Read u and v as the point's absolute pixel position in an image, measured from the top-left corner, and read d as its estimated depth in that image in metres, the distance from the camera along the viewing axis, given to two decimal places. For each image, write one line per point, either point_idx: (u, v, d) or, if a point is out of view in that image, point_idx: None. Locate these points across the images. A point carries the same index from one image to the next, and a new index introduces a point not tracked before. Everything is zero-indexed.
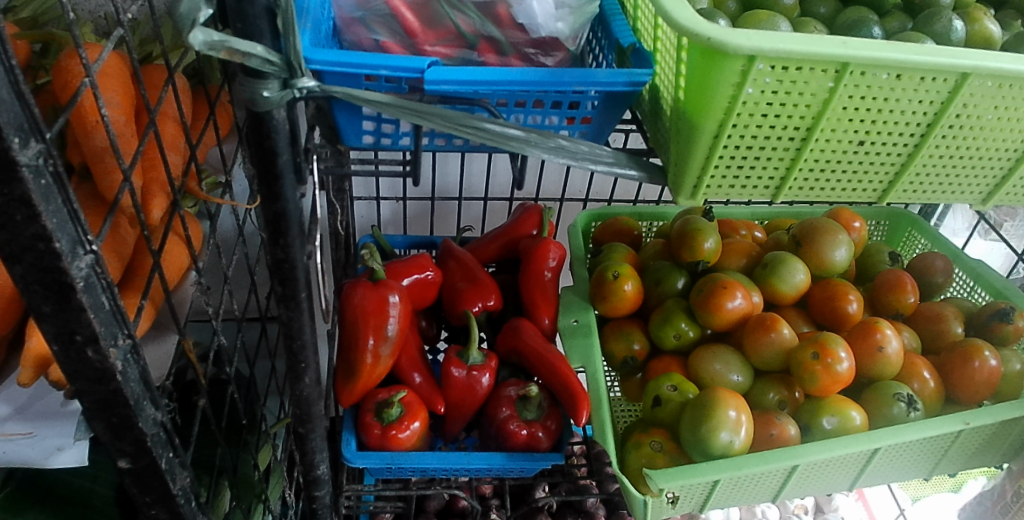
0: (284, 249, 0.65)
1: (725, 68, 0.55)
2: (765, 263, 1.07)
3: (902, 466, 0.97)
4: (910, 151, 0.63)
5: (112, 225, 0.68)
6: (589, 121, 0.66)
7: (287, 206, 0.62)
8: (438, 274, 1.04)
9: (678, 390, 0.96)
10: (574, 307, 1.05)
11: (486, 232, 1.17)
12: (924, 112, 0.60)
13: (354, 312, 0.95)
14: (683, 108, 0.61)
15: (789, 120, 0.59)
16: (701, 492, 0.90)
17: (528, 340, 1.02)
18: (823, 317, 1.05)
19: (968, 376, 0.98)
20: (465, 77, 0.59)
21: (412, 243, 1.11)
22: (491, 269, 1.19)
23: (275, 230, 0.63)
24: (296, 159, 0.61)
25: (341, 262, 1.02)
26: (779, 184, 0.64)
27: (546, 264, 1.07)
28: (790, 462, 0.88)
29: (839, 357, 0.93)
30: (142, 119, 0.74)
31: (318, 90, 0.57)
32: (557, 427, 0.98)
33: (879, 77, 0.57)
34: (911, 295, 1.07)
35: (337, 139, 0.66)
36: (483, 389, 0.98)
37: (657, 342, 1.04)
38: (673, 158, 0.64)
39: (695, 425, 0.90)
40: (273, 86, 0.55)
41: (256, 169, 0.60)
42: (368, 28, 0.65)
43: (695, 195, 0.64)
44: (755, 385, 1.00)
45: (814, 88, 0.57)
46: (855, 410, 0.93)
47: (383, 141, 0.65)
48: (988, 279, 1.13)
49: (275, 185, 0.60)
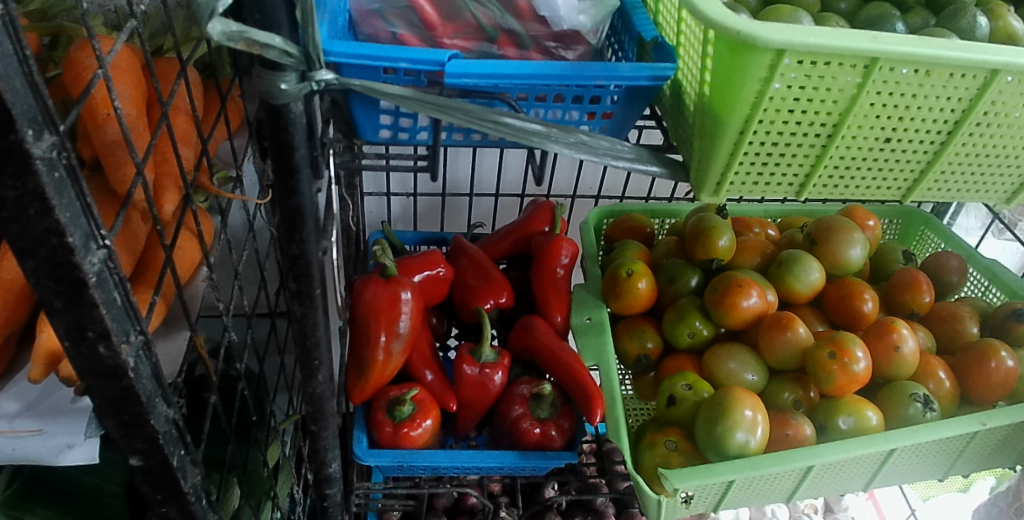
0: (298, 245, 0.64)
1: (752, 63, 0.54)
2: (780, 261, 1.06)
3: (918, 467, 0.96)
4: (937, 148, 0.62)
5: (124, 220, 0.67)
6: (609, 117, 0.65)
7: (302, 201, 0.61)
8: (449, 270, 1.03)
9: (692, 389, 0.95)
10: (587, 304, 1.04)
11: (496, 229, 1.16)
12: (953, 108, 0.59)
13: (366, 309, 0.93)
14: (707, 103, 0.60)
15: (816, 116, 0.58)
16: (715, 492, 0.89)
17: (540, 337, 1.01)
18: (838, 316, 1.04)
19: (984, 376, 0.97)
20: (485, 70, 0.57)
21: (422, 239, 1.10)
22: (502, 266, 1.18)
23: (290, 225, 0.62)
24: (312, 153, 0.60)
25: (353, 258, 1.01)
26: (803, 181, 0.63)
27: (558, 261, 1.07)
28: (806, 463, 0.87)
29: (856, 357, 0.91)
30: (154, 113, 0.73)
31: (336, 83, 0.56)
32: (570, 425, 0.97)
33: (908, 73, 0.56)
34: (927, 294, 1.07)
35: (353, 134, 0.65)
36: (495, 386, 0.97)
37: (670, 341, 1.03)
38: (695, 155, 0.63)
39: (710, 425, 0.89)
40: (291, 79, 0.54)
41: (272, 163, 0.59)
42: (385, 21, 0.64)
43: (718, 192, 0.63)
44: (770, 384, 0.99)
45: (842, 83, 0.56)
46: (871, 410, 0.92)
47: (400, 135, 0.64)
48: (1003, 279, 1.12)
49: (290, 179, 0.59)
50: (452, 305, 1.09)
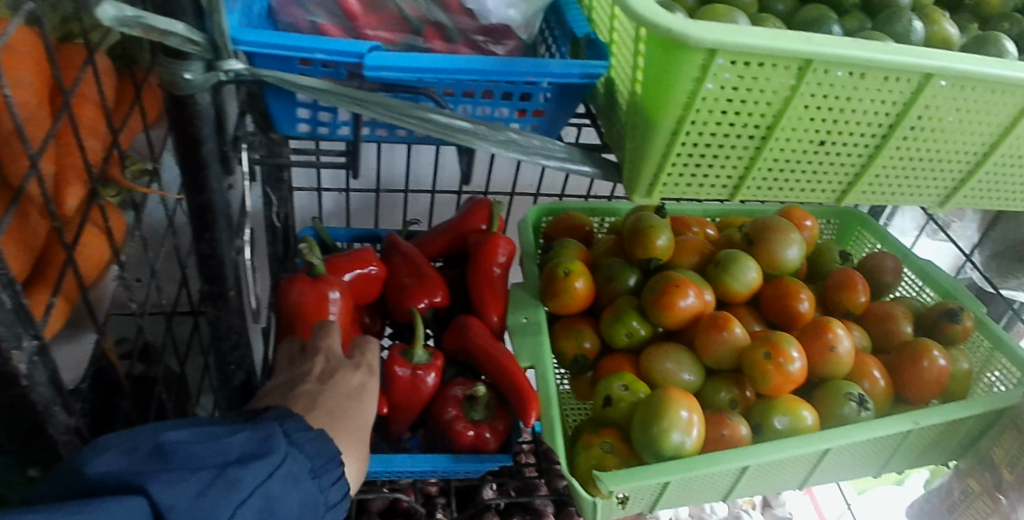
0: (209, 244, 0.60)
1: (685, 62, 0.52)
2: (717, 261, 1.05)
3: (851, 465, 0.96)
4: (871, 152, 0.61)
5: (18, 216, 0.62)
6: (541, 114, 0.63)
7: (213, 198, 0.57)
8: (381, 268, 1.00)
9: (628, 389, 0.94)
10: (524, 304, 1.02)
11: (433, 226, 1.13)
12: (887, 112, 0.58)
13: (291, 310, 0.89)
14: (639, 102, 0.58)
15: (749, 118, 0.57)
16: (651, 493, 0.88)
17: (475, 338, 0.99)
18: (774, 316, 1.04)
19: (918, 376, 0.99)
20: (408, 63, 0.54)
21: (355, 236, 1.07)
22: (439, 264, 1.15)
23: (200, 224, 0.58)
24: (223, 148, 0.56)
25: (278, 255, 0.99)
26: (736, 183, 0.62)
27: (495, 260, 1.05)
28: (741, 463, 0.86)
29: (791, 357, 0.92)
30: (57, 101, 0.68)
31: (247, 74, 0.52)
32: (505, 427, 0.96)
33: (842, 75, 0.55)
34: (862, 294, 1.08)
35: (269, 128, 0.62)
36: (428, 389, 0.94)
37: (608, 341, 1.02)
38: (628, 155, 0.62)
39: (646, 425, 0.88)
40: (196, 68, 0.50)
41: (178, 157, 0.55)
42: (306, 10, 0.60)
43: (651, 193, 0.61)
44: (707, 384, 0.99)
45: (776, 85, 0.54)
46: (806, 409, 0.92)
47: (320, 130, 0.60)
48: (937, 279, 1.15)
49: (199, 175, 0.55)
50: (386, 304, 1.05)
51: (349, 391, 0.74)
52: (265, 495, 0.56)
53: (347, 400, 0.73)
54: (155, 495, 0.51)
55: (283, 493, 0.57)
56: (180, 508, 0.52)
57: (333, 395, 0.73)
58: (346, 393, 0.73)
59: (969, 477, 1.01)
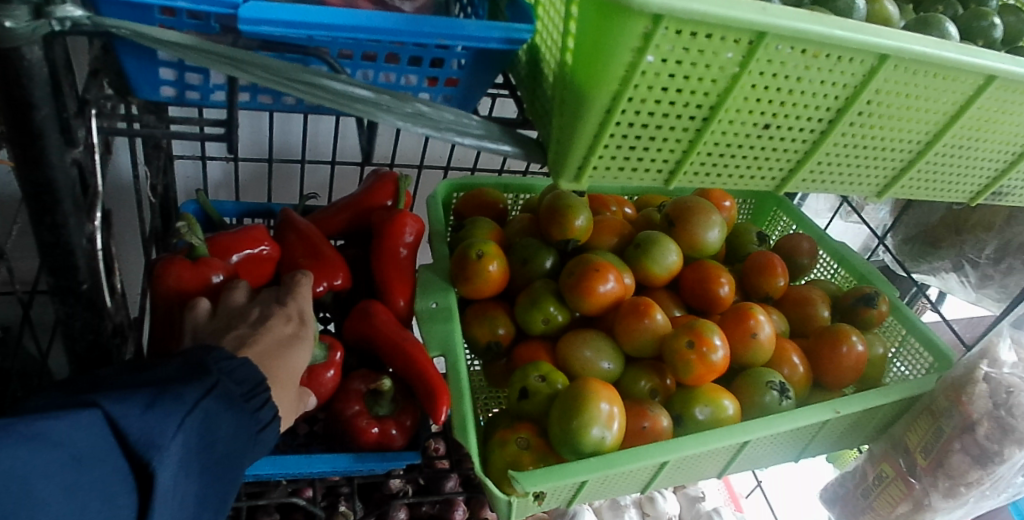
0: (53, 231, 0.49)
1: (626, 30, 0.45)
2: (637, 242, 1.00)
3: (770, 454, 0.94)
4: (815, 138, 0.57)
5: None
6: (454, 84, 0.55)
7: (54, 176, 0.47)
8: (274, 248, 0.90)
9: (546, 381, 0.88)
10: (434, 288, 0.94)
11: (332, 201, 1.03)
12: (836, 96, 0.54)
13: (166, 297, 0.78)
14: (570, 74, 0.51)
15: (691, 96, 0.51)
16: (569, 490, 0.83)
17: (380, 325, 0.90)
18: (693, 300, 1.01)
19: (837, 361, 0.97)
20: (293, 17, 0.45)
21: (244, 211, 0.96)
22: (339, 243, 1.06)
23: (39, 208, 0.48)
24: (62, 114, 0.46)
25: (153, 233, 0.86)
26: (673, 168, 0.56)
27: (401, 240, 0.96)
28: (661, 459, 0.82)
29: (714, 345, 0.88)
30: None
31: (89, 23, 0.42)
32: (412, 423, 0.88)
33: (793, 52, 0.50)
34: (781, 278, 1.05)
35: (125, 90, 0.51)
36: (328, 385, 0.85)
37: (524, 327, 0.95)
38: (554, 134, 0.55)
39: (565, 420, 0.82)
40: (20, 14, 0.39)
41: (3, 125, 0.44)
42: None
43: (580, 177, 0.55)
44: (626, 372, 0.94)
45: (723, 60, 0.49)
46: (727, 399, 0.89)
47: (188, 94, 0.50)
48: (851, 261, 1.14)
49: (32, 146, 0.45)
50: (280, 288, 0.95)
51: (279, 340, 0.64)
52: (207, 412, 0.52)
53: (278, 346, 0.64)
54: (108, 407, 0.48)
55: (219, 411, 0.53)
56: (130, 420, 0.48)
57: (264, 340, 0.64)
58: (278, 340, 0.64)
59: (883, 463, 1.01)
